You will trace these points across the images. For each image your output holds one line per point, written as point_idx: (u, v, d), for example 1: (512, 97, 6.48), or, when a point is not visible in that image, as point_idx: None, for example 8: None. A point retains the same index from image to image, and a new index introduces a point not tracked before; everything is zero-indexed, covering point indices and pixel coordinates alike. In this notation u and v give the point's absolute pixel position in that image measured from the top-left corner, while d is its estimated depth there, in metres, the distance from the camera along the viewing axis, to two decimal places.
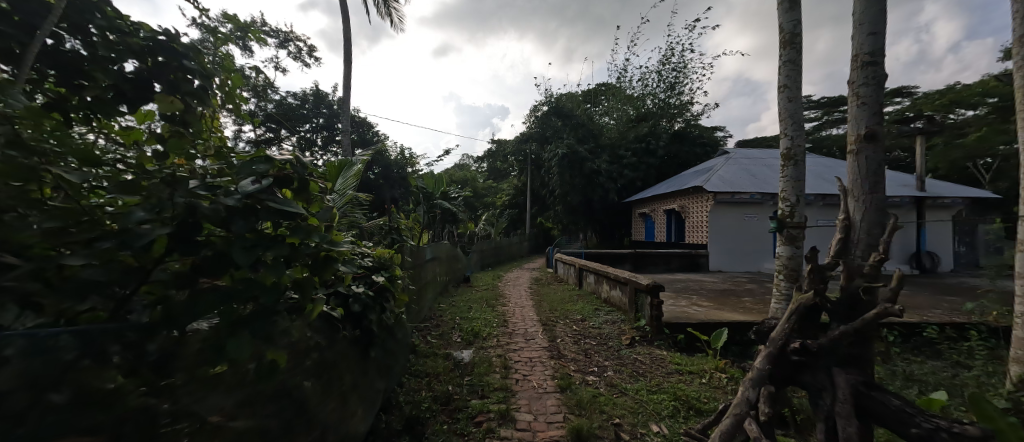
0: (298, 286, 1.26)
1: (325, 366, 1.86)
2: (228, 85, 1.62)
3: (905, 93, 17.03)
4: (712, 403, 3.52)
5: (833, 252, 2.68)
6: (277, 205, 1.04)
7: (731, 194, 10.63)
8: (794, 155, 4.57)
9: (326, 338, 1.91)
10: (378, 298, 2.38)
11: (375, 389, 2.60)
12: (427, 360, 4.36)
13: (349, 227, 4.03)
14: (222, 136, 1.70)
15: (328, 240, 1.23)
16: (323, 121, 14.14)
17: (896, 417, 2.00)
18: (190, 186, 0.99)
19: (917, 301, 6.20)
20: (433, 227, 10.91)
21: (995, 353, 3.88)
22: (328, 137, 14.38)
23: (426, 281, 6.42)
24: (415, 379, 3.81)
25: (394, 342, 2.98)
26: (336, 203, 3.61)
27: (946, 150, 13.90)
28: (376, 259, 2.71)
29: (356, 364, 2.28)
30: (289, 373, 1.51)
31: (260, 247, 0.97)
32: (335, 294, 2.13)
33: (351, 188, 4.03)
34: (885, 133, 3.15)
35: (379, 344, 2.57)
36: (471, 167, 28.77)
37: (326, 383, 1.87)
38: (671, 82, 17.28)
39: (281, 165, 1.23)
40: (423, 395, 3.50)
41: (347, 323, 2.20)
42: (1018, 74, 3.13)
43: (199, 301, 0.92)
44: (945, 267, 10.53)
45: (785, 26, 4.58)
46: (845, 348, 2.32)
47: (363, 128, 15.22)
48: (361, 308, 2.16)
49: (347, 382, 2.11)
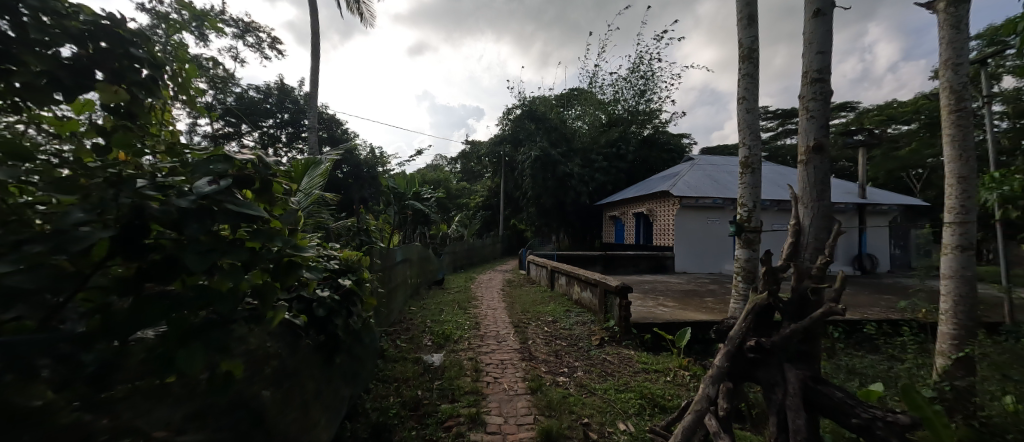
0: (258, 292, 1.22)
1: (286, 375, 1.80)
2: (182, 76, 1.54)
3: (850, 107, 18.35)
4: (676, 400, 3.66)
5: (785, 255, 2.86)
6: (237, 208, 1.00)
7: (695, 199, 11.09)
8: (751, 163, 4.81)
9: (287, 345, 1.84)
10: (344, 302, 2.33)
11: (339, 396, 2.54)
12: (397, 364, 4.29)
13: (315, 228, 3.92)
14: (173, 129, 1.62)
15: (291, 245, 1.21)
16: (288, 117, 13.63)
17: (840, 408, 2.15)
18: (137, 186, 0.94)
19: (859, 300, 6.67)
20: (405, 228, 10.76)
21: (924, 347, 4.23)
22: (294, 133, 13.89)
23: (396, 284, 6.32)
24: (383, 385, 3.74)
25: (360, 348, 2.91)
26: (301, 203, 3.50)
27: (885, 160, 15.07)
28: (342, 261, 2.65)
29: (319, 371, 2.21)
30: (246, 384, 1.45)
31: (215, 253, 0.94)
32: (298, 300, 2.07)
33: (318, 187, 3.91)
34: (831, 144, 3.39)
35: (344, 349, 2.52)
36: (445, 168, 28.49)
37: (286, 393, 1.80)
38: (640, 89, 17.82)
39: (241, 164, 1.19)
40: (391, 401, 3.43)
41: (311, 329, 2.13)
42: (944, 94, 3.43)
43: (145, 309, 0.88)
44: (882, 268, 11.40)
45: (744, 41, 4.83)
46: (795, 345, 2.46)
47: (331, 125, 14.80)
48: (326, 313, 2.10)
49: (309, 390, 2.04)
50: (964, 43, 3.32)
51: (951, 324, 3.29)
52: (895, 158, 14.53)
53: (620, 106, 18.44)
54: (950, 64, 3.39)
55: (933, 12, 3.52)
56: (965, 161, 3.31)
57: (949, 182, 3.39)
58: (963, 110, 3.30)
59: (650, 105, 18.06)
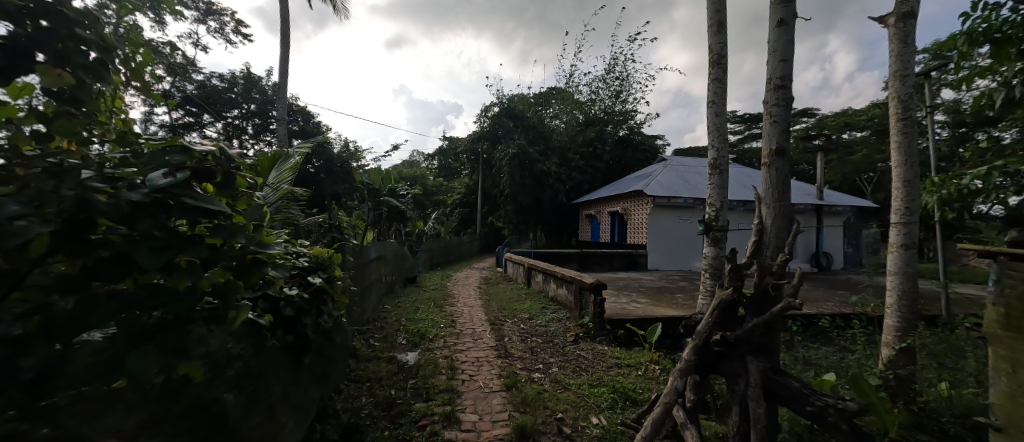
0: (219, 290, 1.20)
1: (250, 377, 1.75)
2: (135, 61, 1.47)
3: (810, 114, 19.34)
4: (647, 393, 3.78)
5: (748, 253, 2.99)
6: (196, 203, 0.98)
7: (668, 198, 11.43)
8: (719, 164, 4.99)
9: (251, 346, 1.79)
10: (314, 302, 2.28)
11: (308, 398, 2.49)
12: (370, 364, 4.25)
13: (284, 224, 3.80)
14: (125, 117, 1.55)
15: (255, 241, 1.19)
16: (255, 108, 13.08)
17: (796, 397, 2.29)
18: (82, 177, 0.90)
19: (816, 295, 7.09)
20: (380, 225, 10.52)
21: (872, 338, 4.53)
22: (262, 125, 13.37)
23: (370, 282, 6.23)
24: (355, 385, 3.69)
25: (332, 348, 2.86)
26: (268, 198, 3.39)
27: (840, 164, 15.98)
28: (312, 258, 2.60)
29: (287, 373, 2.16)
30: (205, 387, 1.40)
31: (171, 249, 0.92)
32: (264, 299, 2.03)
33: (287, 181, 3.79)
34: (792, 148, 3.57)
35: (313, 349, 2.47)
36: (422, 164, 28.09)
37: (250, 396, 1.75)
38: (616, 90, 18.15)
39: (201, 156, 1.15)
40: (363, 401, 3.38)
41: (277, 329, 2.08)
42: (892, 103, 3.66)
43: (90, 308, 0.85)
44: (836, 266, 12.11)
45: (714, 47, 5.00)
46: (757, 338, 2.59)
47: (301, 118, 14.32)
48: (294, 312, 2.06)
49: (275, 393, 2.00)
50: (909, 56, 3.56)
51: (896, 317, 3.53)
52: (849, 163, 15.44)
53: (596, 107, 18.73)
54: (898, 75, 3.62)
55: (883, 27, 3.76)
56: (909, 166, 3.55)
57: (896, 185, 3.63)
58: (908, 119, 3.55)
59: (625, 106, 18.41)
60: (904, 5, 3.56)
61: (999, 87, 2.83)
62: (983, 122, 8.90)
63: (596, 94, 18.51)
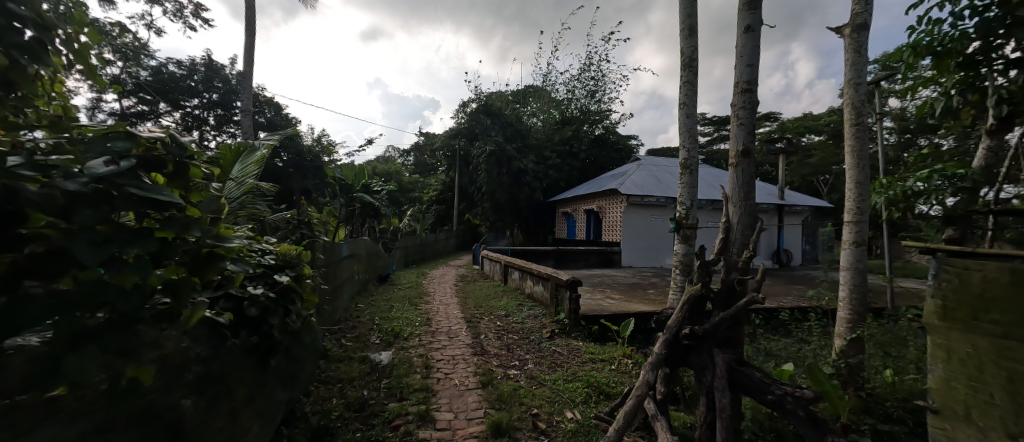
0: (172, 287, 1.21)
1: (209, 380, 1.69)
2: (79, 42, 1.38)
3: (773, 118, 20.25)
4: (620, 387, 3.89)
5: (716, 250, 3.11)
6: (141, 193, 0.97)
7: (641, 197, 11.73)
8: (690, 164, 5.16)
9: (210, 348, 1.72)
10: (281, 301, 2.23)
11: (274, 401, 2.43)
12: (341, 364, 4.19)
13: (250, 219, 3.67)
14: (66, 102, 1.47)
15: (210, 234, 1.19)
16: (217, 98, 12.48)
17: (758, 386, 2.44)
18: (10, 163, 0.85)
19: (776, 290, 7.48)
20: (352, 222, 10.27)
21: (825, 329, 4.84)
22: (224, 116, 12.79)
23: (342, 280, 6.11)
24: (325, 387, 3.63)
25: (300, 348, 2.80)
26: (231, 192, 3.24)
27: (800, 166, 16.85)
28: (279, 256, 2.55)
29: (251, 375, 2.09)
30: (157, 392, 1.33)
31: (112, 243, 0.91)
32: (225, 298, 1.97)
33: (253, 175, 3.65)
34: (756, 149, 3.75)
35: (280, 350, 2.41)
36: (397, 160, 27.57)
37: (209, 402, 1.68)
38: (591, 89, 18.41)
39: (148, 143, 1.12)
40: (334, 402, 3.34)
41: (240, 330, 2.02)
42: (847, 109, 3.89)
43: (21, 310, 0.83)
44: (796, 262, 12.78)
45: (685, 50, 5.16)
46: (723, 331, 2.73)
47: (268, 109, 13.78)
48: (258, 312, 2.01)
49: (239, 396, 1.94)
50: (863, 65, 3.79)
51: (848, 310, 3.71)
52: (808, 165, 16.28)
53: (572, 106, 18.95)
54: (852, 83, 3.85)
55: (840, 37, 3.98)
56: (861, 169, 3.78)
57: (849, 187, 3.85)
58: (861, 124, 3.76)
59: (601, 105, 18.70)
60: (858, 17, 3.79)
61: (938, 96, 3.07)
62: (925, 128, 9.59)
63: (572, 93, 18.73)
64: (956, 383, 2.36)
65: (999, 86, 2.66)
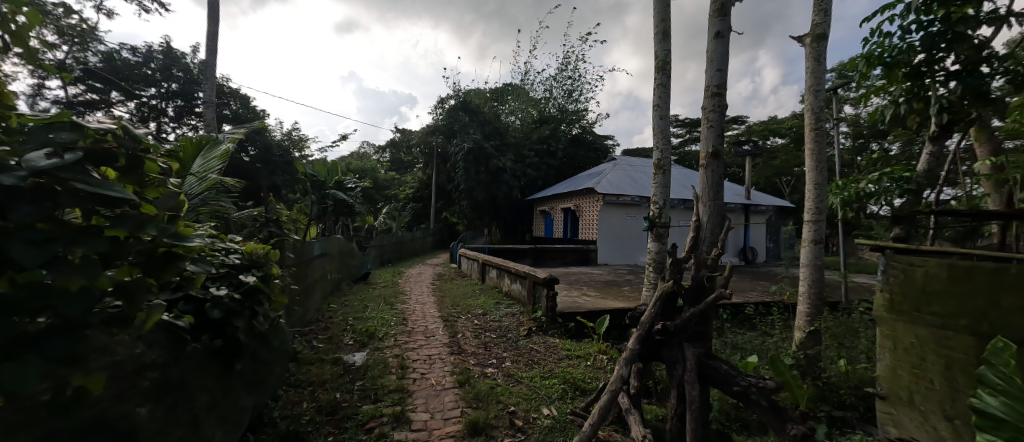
0: (124, 290, 1.19)
1: (167, 387, 1.62)
2: (17, 22, 1.30)
3: (741, 120, 21.06)
4: (595, 382, 3.99)
5: (687, 248, 3.22)
6: (89, 189, 0.96)
7: (616, 196, 11.96)
8: (663, 165, 5.31)
9: (168, 353, 1.65)
10: (246, 302, 2.17)
11: (239, 406, 2.36)
12: (312, 367, 4.11)
13: (214, 217, 3.52)
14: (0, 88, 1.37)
15: (166, 230, 1.18)
16: (177, 88, 11.73)
17: (725, 378, 2.56)
18: None
19: (742, 286, 7.81)
20: (325, 220, 10.02)
21: (787, 322, 5.11)
22: (185, 107, 12.10)
23: (313, 280, 5.97)
24: (295, 391, 3.55)
25: (268, 351, 2.73)
26: (191, 188, 3.08)
27: (765, 167, 17.63)
28: (246, 255, 2.47)
29: (213, 381, 2.02)
30: (108, 401, 1.27)
31: (54, 243, 0.89)
32: (185, 300, 1.89)
33: (216, 170, 3.48)
34: (725, 151, 3.92)
35: (246, 353, 2.34)
36: (372, 156, 26.98)
37: (168, 409, 1.62)
38: (569, 89, 18.60)
39: (98, 134, 1.09)
40: (305, 407, 3.28)
41: (201, 333, 1.95)
42: (807, 114, 4.09)
43: None
44: (760, 259, 13.38)
45: (659, 53, 5.31)
46: (693, 326, 2.85)
47: (233, 102, 13.18)
48: (222, 313, 1.95)
49: (200, 403, 1.87)
50: (821, 73, 4.00)
51: (806, 303, 3.88)
52: (772, 167, 17.05)
53: (550, 105, 19.07)
54: (812, 89, 4.05)
55: (801, 46, 4.19)
56: (819, 171, 3.95)
57: (809, 188, 4.04)
58: (819, 129, 3.97)
59: (578, 105, 18.92)
60: (819, 28, 3.99)
61: (888, 104, 3.28)
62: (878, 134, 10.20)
63: (550, 92, 18.85)
64: (901, 370, 2.54)
65: (939, 96, 2.85)
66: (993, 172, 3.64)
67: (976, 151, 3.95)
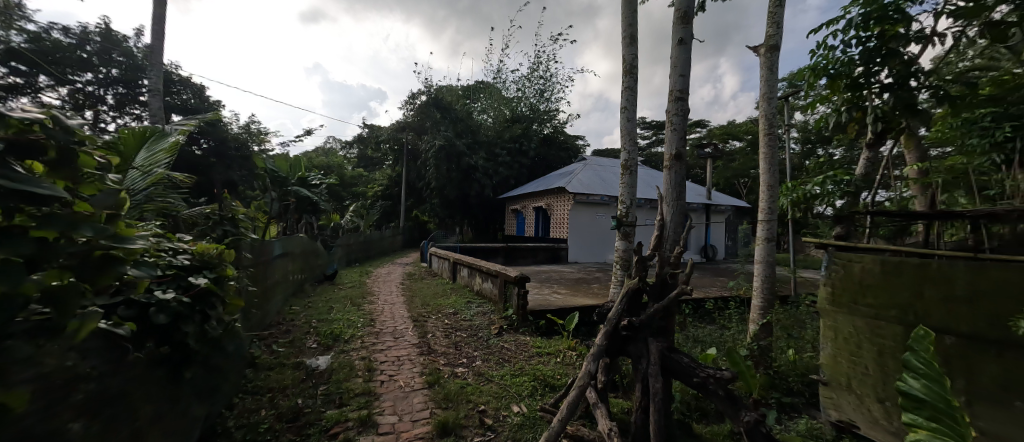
0: (52, 294, 1.18)
1: (108, 399, 1.52)
2: None
3: (703, 124, 22.02)
4: (564, 378, 4.08)
5: (651, 245, 3.34)
6: (16, 186, 0.95)
7: (586, 195, 12.20)
8: (630, 165, 5.47)
9: (109, 362, 1.55)
10: (196, 306, 2.08)
11: (189, 417, 2.24)
12: (272, 373, 3.98)
13: (162, 215, 3.32)
14: None
15: (99, 230, 1.20)
16: (118, 74, 10.61)
17: (686, 370, 2.69)
18: None
19: (703, 281, 8.18)
20: (288, 217, 9.63)
21: (743, 316, 5.41)
22: (126, 95, 10.95)
23: (273, 282, 5.74)
24: (253, 398, 3.41)
25: (222, 358, 2.61)
26: (134, 184, 2.89)
27: (724, 169, 18.52)
28: (196, 256, 2.36)
29: (160, 391, 1.91)
30: (38, 416, 1.17)
31: None
32: (125, 305, 1.78)
33: (163, 164, 3.27)
34: (686, 153, 4.09)
35: (197, 360, 2.23)
36: (340, 152, 26.14)
37: (108, 422, 1.52)
38: (540, 89, 18.77)
39: (26, 125, 1.06)
40: (263, 414, 3.16)
41: (144, 340, 1.84)
42: (761, 120, 4.32)
43: None
44: (720, 256, 14.07)
45: (627, 57, 5.46)
46: (657, 321, 2.97)
47: (183, 91, 12.27)
48: (168, 318, 1.86)
49: (144, 415, 1.76)
50: (774, 82, 4.25)
51: (759, 298, 4.12)
52: (731, 169, 17.93)
53: (522, 104, 19.18)
54: (766, 97, 4.29)
55: (756, 55, 4.43)
56: (772, 174, 4.19)
57: (763, 190, 4.27)
58: (772, 134, 4.20)
59: (549, 105, 19.13)
60: (772, 39, 4.24)
61: (832, 112, 3.52)
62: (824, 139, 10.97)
63: (522, 91, 18.95)
64: (841, 358, 2.76)
65: (875, 107, 3.14)
66: (920, 176, 4.00)
67: (906, 158, 4.33)
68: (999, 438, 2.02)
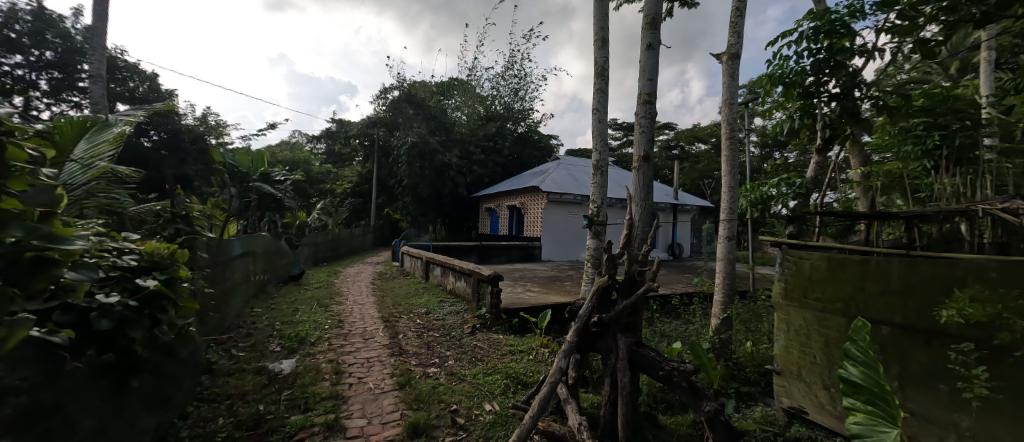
0: None
1: (40, 412, 1.45)
2: None
3: (671, 126, 22.79)
4: (536, 375, 4.14)
5: (621, 244, 3.45)
6: None
7: (559, 194, 12.36)
8: (601, 165, 5.60)
9: (43, 373, 1.47)
10: (146, 309, 1.98)
11: (136, 428, 2.13)
12: (231, 379, 3.83)
13: (105, 212, 3.12)
14: None
15: (32, 230, 1.21)
16: (52, 57, 9.40)
17: (652, 363, 2.79)
18: None
19: (670, 278, 8.49)
20: (250, 214, 9.23)
21: (706, 311, 5.67)
22: (64, 81, 9.70)
23: (233, 283, 5.51)
24: (209, 406, 3.28)
25: (173, 365, 2.49)
26: (72, 179, 2.71)
27: (690, 170, 19.25)
28: (146, 255, 2.25)
29: (103, 402, 1.83)
30: None
31: None
32: (63, 309, 1.66)
33: (106, 156, 3.07)
34: (653, 155, 4.23)
35: (146, 367, 2.12)
36: (306, 148, 25.21)
37: (41, 436, 1.45)
38: (515, 87, 18.84)
39: None
40: (221, 422, 3.04)
41: (83, 349, 1.72)
42: (723, 125, 4.53)
43: None
44: (686, 254, 14.61)
45: (599, 60, 5.58)
46: (625, 317, 3.07)
47: (130, 79, 11.60)
48: (113, 324, 1.73)
49: (83, 429, 1.68)
50: (734, 89, 4.46)
51: (721, 293, 4.32)
52: (697, 170, 18.67)
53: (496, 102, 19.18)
54: (728, 102, 4.49)
55: (718, 62, 4.64)
56: (733, 176, 4.40)
57: (724, 191, 4.48)
58: (733, 138, 4.40)
59: (523, 104, 19.22)
60: (733, 48, 4.45)
61: (786, 119, 3.74)
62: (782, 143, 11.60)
63: (497, 89, 18.97)
64: (792, 349, 2.95)
65: (824, 114, 3.35)
66: (863, 180, 4.32)
67: (851, 162, 4.66)
68: (929, 418, 2.24)
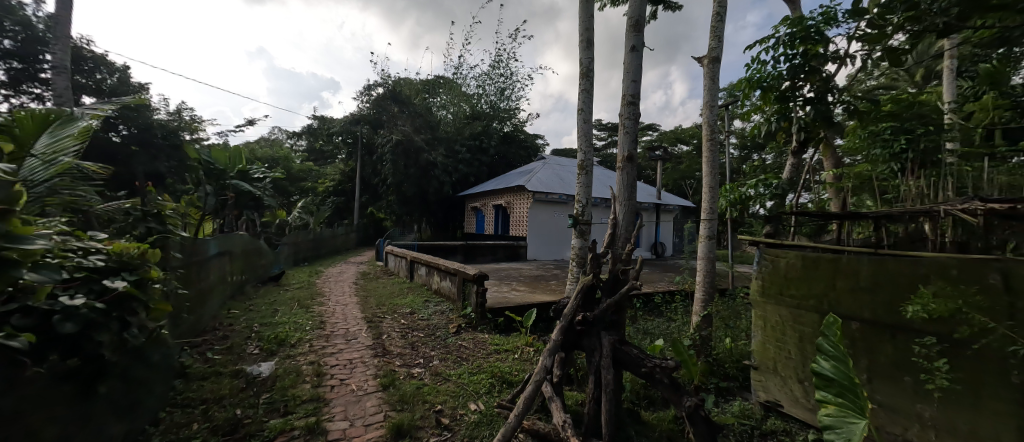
0: None
1: None
2: None
3: (655, 127, 23.17)
4: (521, 374, 4.17)
5: (605, 243, 3.50)
6: None
7: (545, 194, 12.42)
8: (586, 165, 5.67)
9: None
10: (114, 311, 1.92)
11: (104, 435, 2.06)
12: (207, 382, 3.73)
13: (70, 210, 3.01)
14: None
15: None
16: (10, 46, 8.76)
17: (634, 360, 2.84)
18: None
19: (652, 277, 8.63)
20: (228, 212, 8.99)
21: (688, 309, 5.79)
22: (25, 72, 9.17)
23: (209, 283, 5.35)
24: (183, 411, 3.19)
25: (144, 369, 2.42)
26: (34, 175, 2.60)
27: (673, 171, 19.61)
28: (115, 255, 2.18)
29: (66, 409, 1.77)
30: None
31: None
32: (23, 312, 1.59)
33: (71, 150, 2.95)
34: (636, 156, 4.30)
35: (114, 373, 2.06)
36: (286, 145, 24.63)
37: None
38: (501, 87, 18.85)
39: None
40: (196, 428, 2.97)
41: (46, 353, 1.66)
42: (704, 126, 4.63)
43: None
44: (668, 253, 14.86)
45: (584, 60, 5.63)
46: (609, 315, 3.12)
47: (98, 72, 11.13)
48: (77, 327, 1.67)
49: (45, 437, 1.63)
50: (715, 91, 4.57)
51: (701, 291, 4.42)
52: (679, 171, 19.01)
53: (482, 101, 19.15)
54: (708, 105, 4.60)
55: (700, 65, 4.73)
56: (713, 177, 4.51)
57: (705, 192, 4.59)
58: (713, 140, 4.50)
59: (510, 103, 19.25)
60: (714, 51, 4.55)
61: (763, 121, 3.85)
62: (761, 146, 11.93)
63: (483, 88, 18.94)
64: (769, 344, 3.05)
65: (799, 117, 3.46)
66: (835, 181, 4.48)
67: (825, 164, 4.83)
68: (894, 409, 2.36)
